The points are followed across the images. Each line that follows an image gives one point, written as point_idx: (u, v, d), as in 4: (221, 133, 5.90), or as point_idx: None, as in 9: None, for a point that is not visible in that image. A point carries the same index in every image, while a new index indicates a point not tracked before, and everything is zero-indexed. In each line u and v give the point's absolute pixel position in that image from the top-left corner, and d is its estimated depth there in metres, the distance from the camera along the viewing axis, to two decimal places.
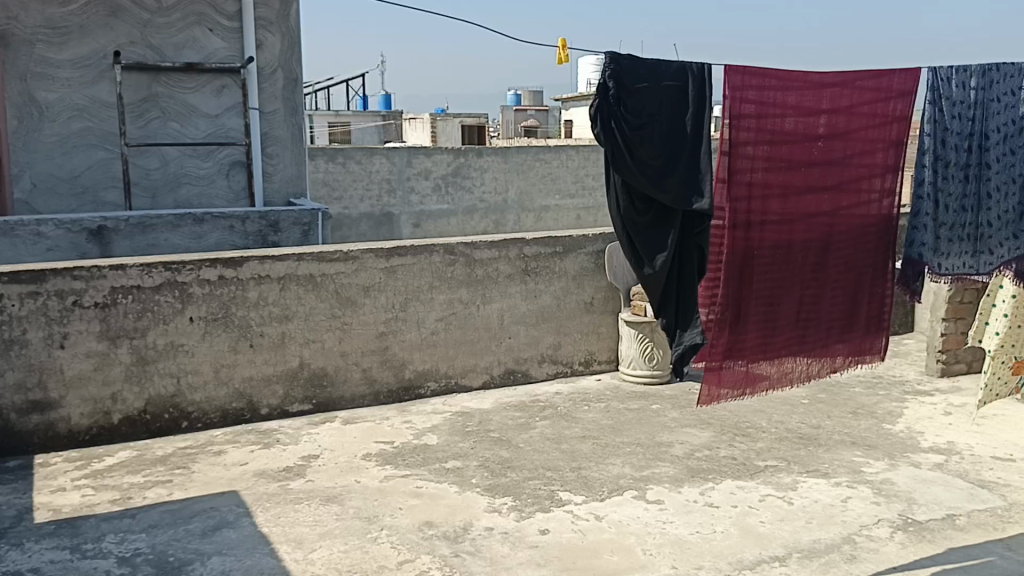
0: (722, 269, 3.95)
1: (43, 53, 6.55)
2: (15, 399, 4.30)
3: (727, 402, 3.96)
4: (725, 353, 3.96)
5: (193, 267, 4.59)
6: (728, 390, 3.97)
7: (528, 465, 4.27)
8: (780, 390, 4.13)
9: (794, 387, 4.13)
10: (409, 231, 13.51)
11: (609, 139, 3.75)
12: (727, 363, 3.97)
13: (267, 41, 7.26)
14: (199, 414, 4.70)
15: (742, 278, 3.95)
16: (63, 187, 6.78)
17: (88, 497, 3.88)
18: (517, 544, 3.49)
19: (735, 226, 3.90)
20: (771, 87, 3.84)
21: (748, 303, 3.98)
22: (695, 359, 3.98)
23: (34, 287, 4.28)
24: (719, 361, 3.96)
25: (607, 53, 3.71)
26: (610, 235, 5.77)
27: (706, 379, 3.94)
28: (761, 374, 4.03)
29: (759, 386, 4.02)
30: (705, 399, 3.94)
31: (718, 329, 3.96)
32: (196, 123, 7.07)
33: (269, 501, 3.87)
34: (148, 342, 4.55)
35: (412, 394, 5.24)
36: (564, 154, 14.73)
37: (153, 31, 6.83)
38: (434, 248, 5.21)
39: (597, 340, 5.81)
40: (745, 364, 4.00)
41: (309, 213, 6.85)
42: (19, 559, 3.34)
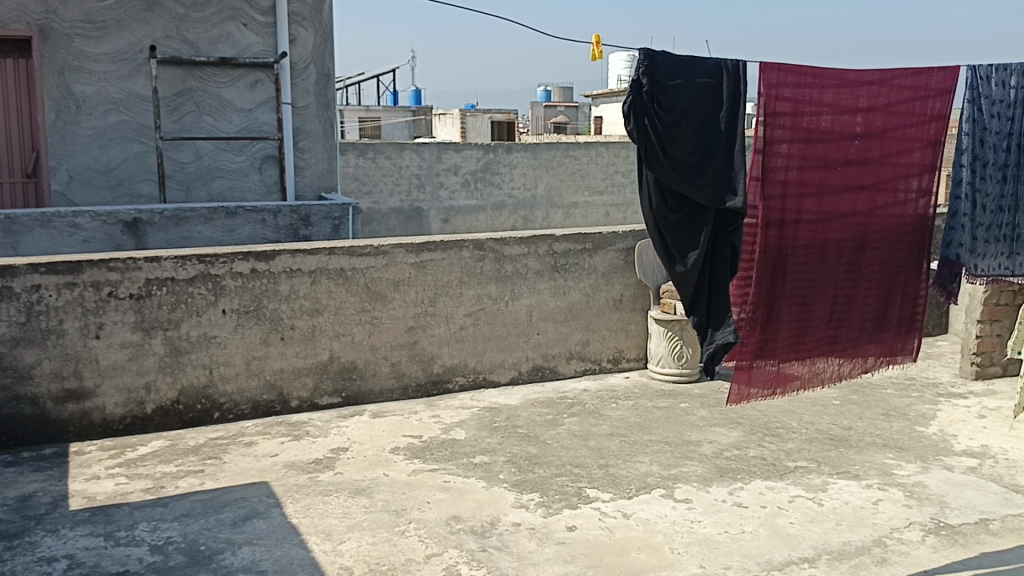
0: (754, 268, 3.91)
1: (80, 47, 6.67)
2: (51, 387, 4.37)
3: (756, 401, 3.92)
4: (756, 353, 3.92)
5: (226, 260, 4.65)
6: (758, 390, 3.93)
7: (556, 462, 4.27)
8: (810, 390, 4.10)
9: (825, 387, 4.10)
10: (438, 227, 13.55)
11: (642, 137, 3.80)
12: (757, 362, 3.92)
13: (300, 37, 7.32)
14: (230, 406, 4.76)
15: (776, 278, 3.91)
16: (99, 179, 6.88)
17: (122, 485, 3.95)
18: (545, 540, 3.50)
19: (769, 225, 3.86)
20: (807, 85, 3.80)
21: (781, 303, 3.95)
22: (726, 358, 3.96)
23: (71, 278, 4.35)
24: (749, 360, 3.92)
25: (642, 49, 3.73)
26: (640, 232, 5.75)
27: (735, 379, 3.89)
28: (792, 374, 3.99)
29: (789, 387, 4.00)
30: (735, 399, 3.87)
31: (749, 328, 3.92)
32: (229, 117, 7.14)
33: (298, 493, 3.91)
34: (181, 333, 4.61)
35: (440, 389, 5.26)
36: (593, 151, 14.70)
37: (188, 25, 6.92)
38: (464, 243, 5.21)
39: (626, 337, 5.79)
40: (776, 364, 3.96)
41: (340, 208, 6.91)
42: (54, 545, 3.40)
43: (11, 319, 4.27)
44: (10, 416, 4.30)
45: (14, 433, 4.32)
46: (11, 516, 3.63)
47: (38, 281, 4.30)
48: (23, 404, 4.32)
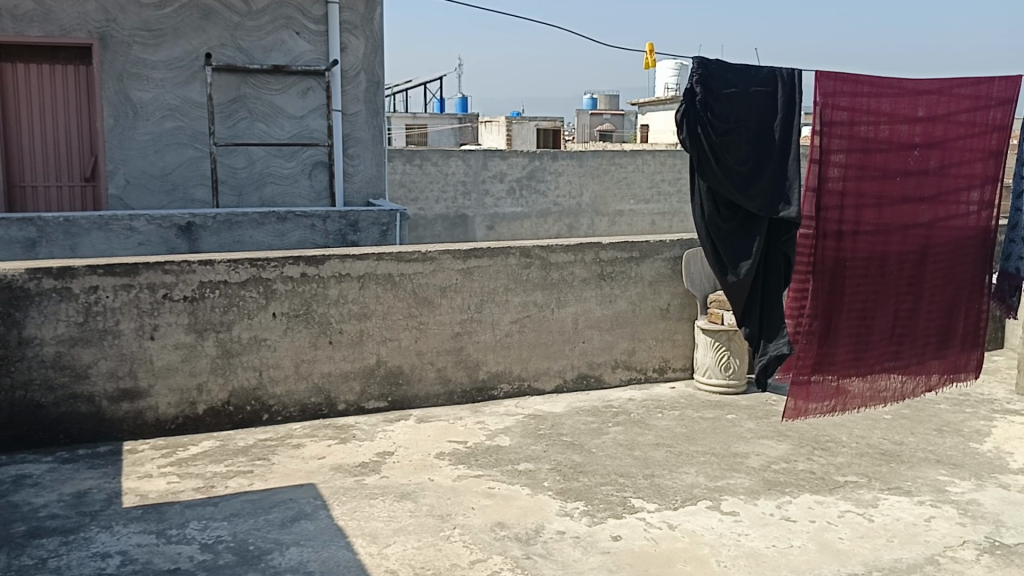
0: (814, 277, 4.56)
1: (138, 54, 7.01)
2: (107, 387, 4.48)
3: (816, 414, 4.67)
4: (815, 367, 4.63)
5: (277, 264, 4.72)
6: (817, 404, 4.68)
7: (601, 471, 4.26)
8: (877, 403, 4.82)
9: (891, 399, 4.83)
10: (483, 233, 13.63)
11: (695, 143, 4.45)
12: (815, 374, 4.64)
13: (351, 44, 7.59)
14: (279, 408, 4.82)
15: (834, 291, 4.58)
16: (154, 183, 7.21)
17: (174, 484, 4.02)
18: (589, 549, 3.49)
19: (827, 237, 4.51)
20: (864, 94, 4.38)
21: (843, 315, 4.63)
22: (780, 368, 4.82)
23: (127, 280, 4.46)
24: (808, 375, 4.63)
25: (696, 58, 4.35)
26: (688, 241, 5.70)
27: (795, 395, 4.62)
28: (851, 388, 4.74)
29: (848, 403, 4.76)
30: (792, 414, 4.60)
31: (808, 343, 4.63)
32: (281, 123, 7.42)
33: (345, 495, 3.95)
34: (233, 335, 4.69)
35: (485, 395, 5.27)
36: (639, 159, 14.74)
37: (242, 33, 7.22)
38: (511, 250, 5.23)
39: (672, 347, 5.75)
40: (836, 377, 4.69)
41: (387, 213, 7.04)
42: (108, 541, 3.47)
43: (69, 319, 4.38)
44: (66, 414, 4.41)
45: (71, 431, 4.43)
46: (68, 512, 3.73)
47: (96, 282, 4.41)
48: (80, 403, 4.43)
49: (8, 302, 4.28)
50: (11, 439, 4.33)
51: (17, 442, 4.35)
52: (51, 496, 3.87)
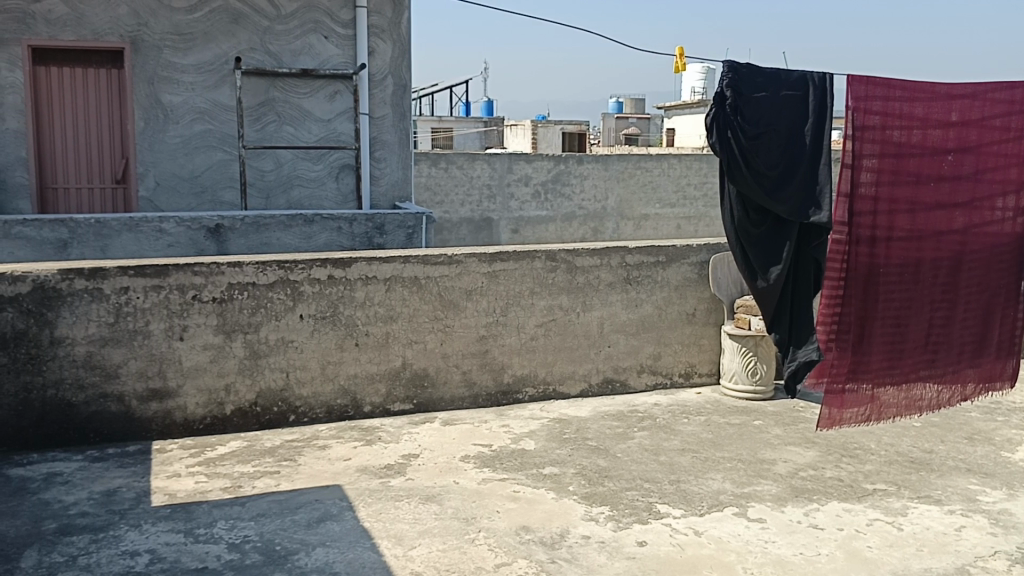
0: (849, 282, 4.76)
1: (169, 57, 7.37)
2: (137, 387, 4.53)
3: (847, 425, 4.82)
4: (850, 376, 4.82)
5: (304, 266, 4.76)
6: (851, 414, 4.83)
7: (626, 476, 4.24)
8: (911, 413, 4.99)
9: (926, 407, 4.99)
10: (508, 237, 13.73)
11: (726, 146, 4.63)
12: (849, 383, 4.83)
13: (379, 49, 7.95)
14: (306, 409, 4.85)
15: (868, 298, 4.79)
16: (184, 186, 7.56)
17: (202, 484, 4.06)
18: (614, 555, 3.47)
19: (861, 243, 4.72)
20: (897, 98, 4.61)
21: (876, 323, 4.82)
22: (810, 374, 4.98)
23: (157, 281, 4.51)
24: (843, 383, 4.82)
25: (727, 63, 4.59)
26: (715, 245, 5.66)
27: (829, 404, 4.78)
28: (887, 398, 4.89)
29: (885, 414, 4.90)
30: (825, 423, 4.77)
31: (840, 352, 4.82)
32: (309, 127, 7.77)
33: (371, 497, 3.97)
34: (260, 337, 4.72)
35: (510, 399, 5.27)
36: (665, 163, 14.78)
37: (271, 37, 7.58)
38: (537, 253, 5.23)
39: (699, 352, 5.71)
40: (871, 385, 4.85)
41: (414, 216, 7.09)
42: (137, 540, 3.51)
43: (100, 319, 4.44)
44: (96, 413, 4.47)
45: (101, 430, 4.49)
46: (98, 510, 3.78)
47: (126, 283, 4.47)
48: (109, 402, 4.49)
49: (40, 302, 4.34)
50: (42, 438, 4.39)
51: (48, 440, 4.41)
52: (82, 494, 3.92)
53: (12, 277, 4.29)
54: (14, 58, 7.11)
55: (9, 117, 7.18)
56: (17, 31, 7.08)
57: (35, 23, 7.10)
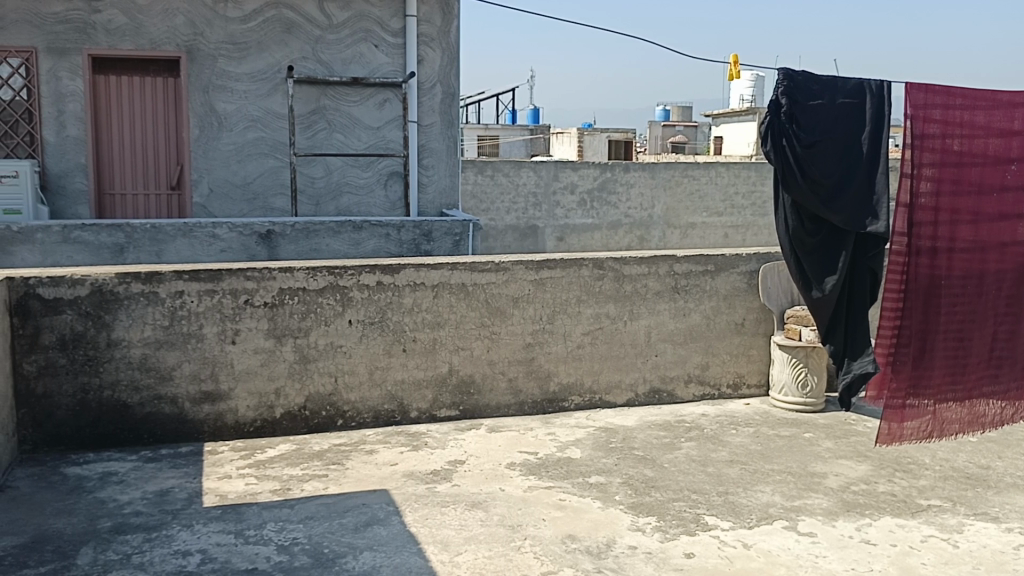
0: (910, 294, 4.71)
1: (224, 66, 7.57)
2: (190, 389, 4.61)
3: (906, 441, 4.73)
4: (909, 392, 4.78)
5: (354, 272, 4.81)
6: (910, 431, 4.75)
7: (673, 486, 4.21)
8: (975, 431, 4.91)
9: (990, 424, 4.91)
10: (553, 245, 13.80)
11: (779, 154, 4.66)
12: (910, 398, 4.79)
13: (428, 57, 8.07)
14: (353, 414, 4.90)
15: (930, 311, 4.74)
16: (237, 193, 7.74)
17: (252, 486, 4.12)
18: (661, 566, 3.44)
19: (920, 254, 4.68)
20: (956, 106, 4.56)
21: (936, 337, 4.78)
22: (869, 387, 4.90)
23: (211, 286, 4.60)
24: (902, 398, 4.77)
25: (782, 71, 4.59)
26: (765, 254, 5.59)
27: (888, 420, 4.73)
28: (948, 415, 4.83)
29: (947, 431, 4.82)
30: (886, 439, 4.71)
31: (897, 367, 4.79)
32: (359, 134, 7.91)
33: (417, 502, 3.99)
34: (310, 341, 4.78)
35: (556, 407, 5.26)
36: (713, 171, 14.77)
37: (323, 46, 7.76)
38: (584, 261, 5.22)
39: (747, 362, 5.65)
40: (931, 401, 4.80)
41: (460, 223, 7.18)
42: (189, 540, 3.57)
43: (156, 322, 4.53)
44: (151, 414, 4.56)
45: (155, 430, 4.58)
46: (151, 509, 3.85)
47: (181, 287, 4.56)
48: (163, 404, 4.58)
49: (98, 305, 4.45)
50: (99, 438, 4.50)
51: (104, 440, 4.51)
52: (136, 494, 4.00)
53: (71, 280, 4.40)
54: (75, 67, 7.31)
55: (70, 124, 7.39)
56: (78, 40, 7.28)
57: (95, 33, 7.31)
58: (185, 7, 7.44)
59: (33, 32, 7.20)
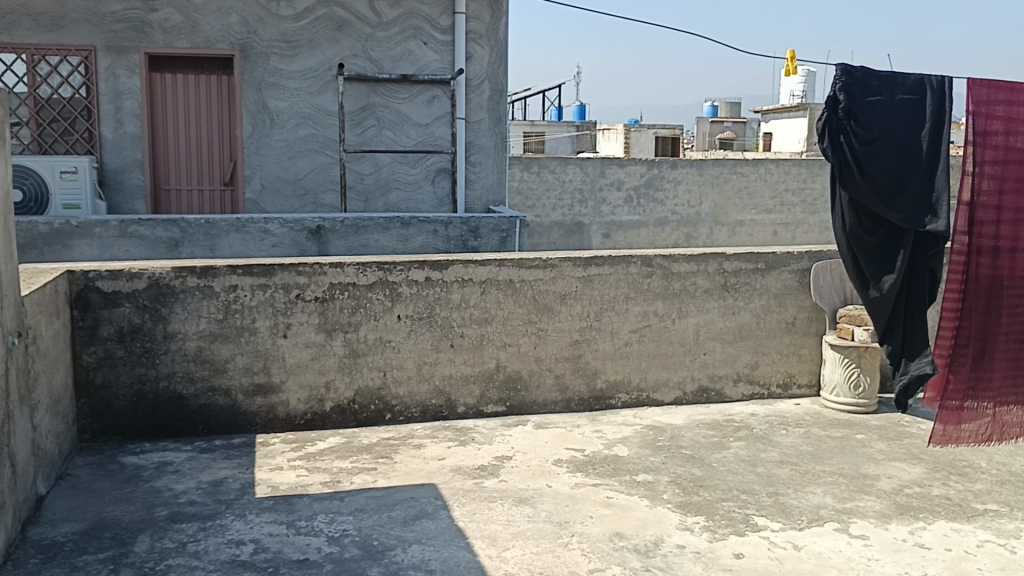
0: (970, 294, 4.71)
1: (276, 64, 7.68)
2: (243, 381, 4.70)
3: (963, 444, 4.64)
4: (967, 394, 4.78)
5: (403, 268, 4.85)
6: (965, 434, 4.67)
7: (722, 486, 4.18)
8: None
9: None
10: (599, 241, 13.76)
11: (837, 151, 4.65)
12: (968, 400, 4.78)
13: (477, 53, 8.10)
14: (402, 408, 4.95)
15: (990, 311, 4.74)
16: (288, 188, 7.86)
17: (303, 477, 4.18)
18: (710, 566, 3.42)
19: (981, 254, 4.67)
20: (1019, 104, 4.54)
21: (995, 339, 4.79)
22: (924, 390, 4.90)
23: (264, 280, 4.67)
24: (960, 400, 4.77)
25: (840, 65, 4.58)
26: (817, 252, 5.51)
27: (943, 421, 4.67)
28: (1008, 419, 4.78)
29: (1006, 433, 4.73)
30: (941, 439, 4.65)
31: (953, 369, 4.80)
32: (407, 132, 7.99)
33: (465, 497, 4.01)
34: (360, 336, 4.84)
35: (603, 404, 5.25)
36: (762, 168, 14.60)
37: (373, 44, 7.83)
38: (632, 259, 5.20)
39: (798, 362, 5.57)
40: (991, 405, 4.78)
41: (508, 220, 7.19)
42: (242, 529, 3.64)
43: (210, 315, 4.62)
44: (205, 406, 4.66)
45: (209, 422, 4.67)
46: (205, 499, 3.93)
47: (235, 282, 4.64)
48: (217, 395, 4.67)
49: (155, 298, 4.55)
50: (155, 428, 4.61)
51: (160, 430, 4.62)
52: (191, 484, 4.09)
53: (129, 274, 4.50)
54: (133, 66, 7.48)
55: (127, 121, 7.55)
56: (135, 39, 7.45)
57: (152, 31, 7.47)
58: (238, 6, 7.56)
59: (92, 31, 7.38)
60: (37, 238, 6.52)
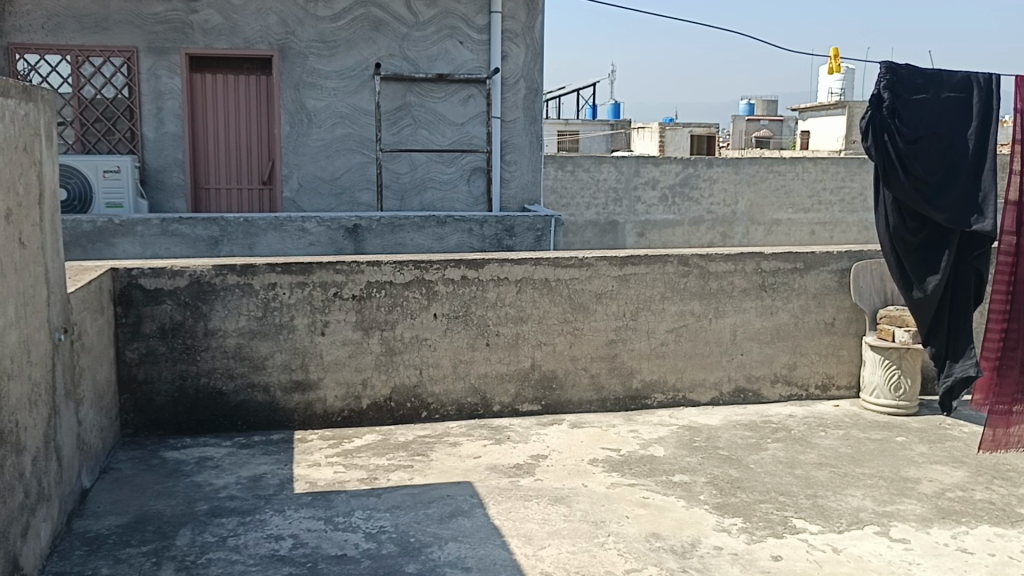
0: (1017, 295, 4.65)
1: (314, 64, 7.76)
2: (281, 378, 4.75)
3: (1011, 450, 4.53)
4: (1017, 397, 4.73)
5: (439, 266, 4.87)
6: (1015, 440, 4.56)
7: (760, 487, 4.14)
8: None
9: None
10: (633, 240, 13.72)
11: (880, 149, 4.66)
12: (1017, 403, 4.71)
13: (512, 53, 8.11)
14: (437, 406, 4.97)
15: None
16: (325, 187, 7.94)
17: (340, 474, 4.22)
18: (748, 567, 3.40)
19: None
20: None
21: None
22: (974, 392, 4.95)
23: (303, 278, 4.72)
24: (1009, 403, 4.69)
25: (884, 64, 4.60)
26: (857, 252, 5.43)
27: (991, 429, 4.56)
28: None
29: None
30: (990, 446, 4.54)
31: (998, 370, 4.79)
32: (443, 131, 8.03)
33: (501, 495, 4.02)
34: (397, 334, 4.87)
35: (639, 404, 5.24)
36: (799, 166, 14.47)
37: (409, 44, 7.88)
38: (669, 258, 5.17)
39: (837, 363, 5.50)
40: None
41: (543, 219, 7.19)
42: (281, 524, 3.69)
43: (250, 313, 4.68)
44: (244, 402, 4.72)
45: (248, 417, 4.74)
46: (245, 494, 3.99)
47: (275, 280, 4.69)
48: (256, 392, 4.73)
49: (196, 295, 4.62)
50: (195, 424, 4.68)
51: (200, 426, 4.69)
52: (230, 479, 4.14)
53: (171, 271, 4.57)
54: (174, 66, 7.59)
55: (168, 121, 7.66)
56: (176, 40, 7.56)
57: (193, 32, 7.57)
58: (277, 6, 7.65)
59: (135, 33, 7.50)
60: (80, 236, 6.64)
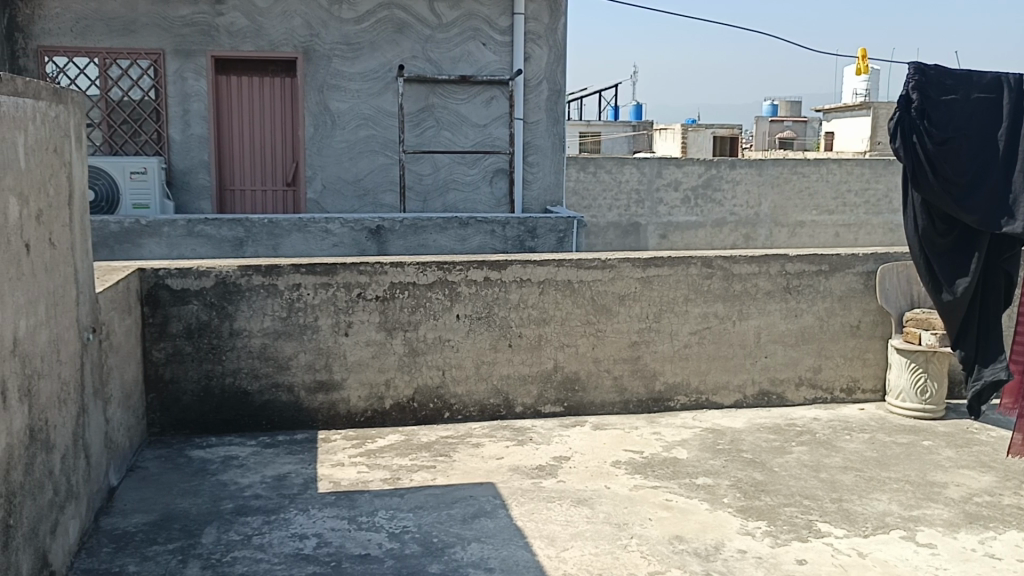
0: None
1: (338, 66, 7.81)
2: (305, 378, 4.78)
3: None
4: None
5: (462, 267, 4.89)
6: None
7: (784, 491, 4.12)
8: None
9: None
10: (655, 242, 13.68)
11: (909, 150, 4.64)
12: None
13: (535, 54, 8.12)
14: (460, 407, 4.98)
15: None
16: (348, 189, 7.98)
17: (363, 473, 4.25)
18: (772, 571, 3.38)
19: None
20: None
21: None
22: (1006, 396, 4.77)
23: (327, 279, 4.74)
24: None
25: (913, 64, 4.57)
26: (883, 254, 5.39)
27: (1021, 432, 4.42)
28: None
29: None
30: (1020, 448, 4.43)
31: None
32: (465, 132, 8.06)
33: (523, 496, 4.03)
34: (420, 335, 4.89)
35: (662, 406, 5.22)
36: (823, 167, 14.36)
37: (433, 45, 7.91)
38: (692, 260, 5.15)
39: (862, 366, 5.46)
40: None
41: (565, 220, 7.18)
42: (306, 524, 3.71)
43: (275, 313, 4.72)
44: (269, 401, 4.75)
45: (272, 417, 4.77)
46: (270, 493, 4.02)
47: (299, 280, 4.73)
48: (281, 391, 4.76)
49: (222, 296, 4.66)
50: (221, 423, 4.72)
51: (225, 425, 4.73)
52: (256, 478, 4.18)
53: (197, 272, 4.62)
54: (200, 68, 7.66)
55: (194, 123, 7.74)
56: (203, 42, 7.63)
57: (219, 35, 7.64)
58: (302, 9, 7.70)
59: (162, 35, 7.58)
60: (108, 236, 6.72)
